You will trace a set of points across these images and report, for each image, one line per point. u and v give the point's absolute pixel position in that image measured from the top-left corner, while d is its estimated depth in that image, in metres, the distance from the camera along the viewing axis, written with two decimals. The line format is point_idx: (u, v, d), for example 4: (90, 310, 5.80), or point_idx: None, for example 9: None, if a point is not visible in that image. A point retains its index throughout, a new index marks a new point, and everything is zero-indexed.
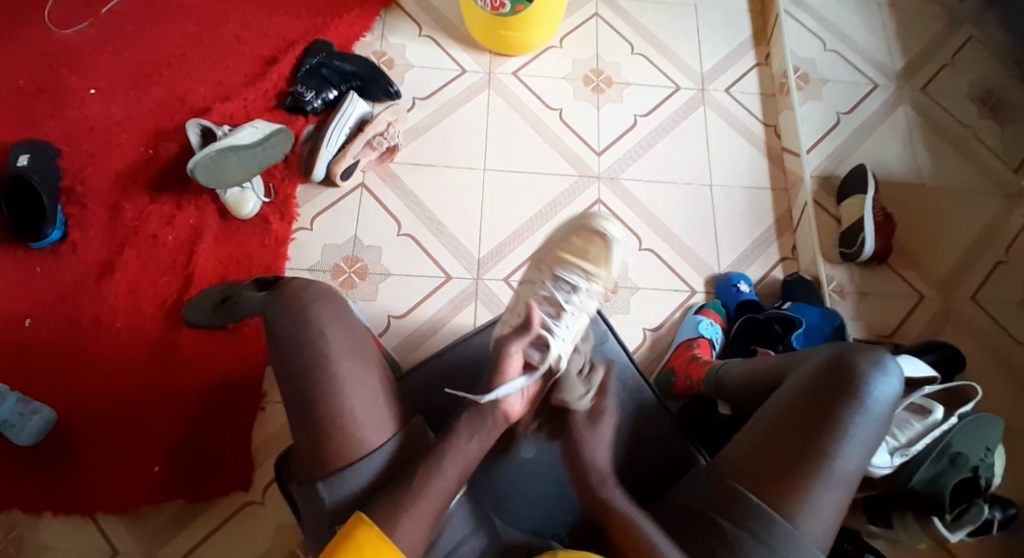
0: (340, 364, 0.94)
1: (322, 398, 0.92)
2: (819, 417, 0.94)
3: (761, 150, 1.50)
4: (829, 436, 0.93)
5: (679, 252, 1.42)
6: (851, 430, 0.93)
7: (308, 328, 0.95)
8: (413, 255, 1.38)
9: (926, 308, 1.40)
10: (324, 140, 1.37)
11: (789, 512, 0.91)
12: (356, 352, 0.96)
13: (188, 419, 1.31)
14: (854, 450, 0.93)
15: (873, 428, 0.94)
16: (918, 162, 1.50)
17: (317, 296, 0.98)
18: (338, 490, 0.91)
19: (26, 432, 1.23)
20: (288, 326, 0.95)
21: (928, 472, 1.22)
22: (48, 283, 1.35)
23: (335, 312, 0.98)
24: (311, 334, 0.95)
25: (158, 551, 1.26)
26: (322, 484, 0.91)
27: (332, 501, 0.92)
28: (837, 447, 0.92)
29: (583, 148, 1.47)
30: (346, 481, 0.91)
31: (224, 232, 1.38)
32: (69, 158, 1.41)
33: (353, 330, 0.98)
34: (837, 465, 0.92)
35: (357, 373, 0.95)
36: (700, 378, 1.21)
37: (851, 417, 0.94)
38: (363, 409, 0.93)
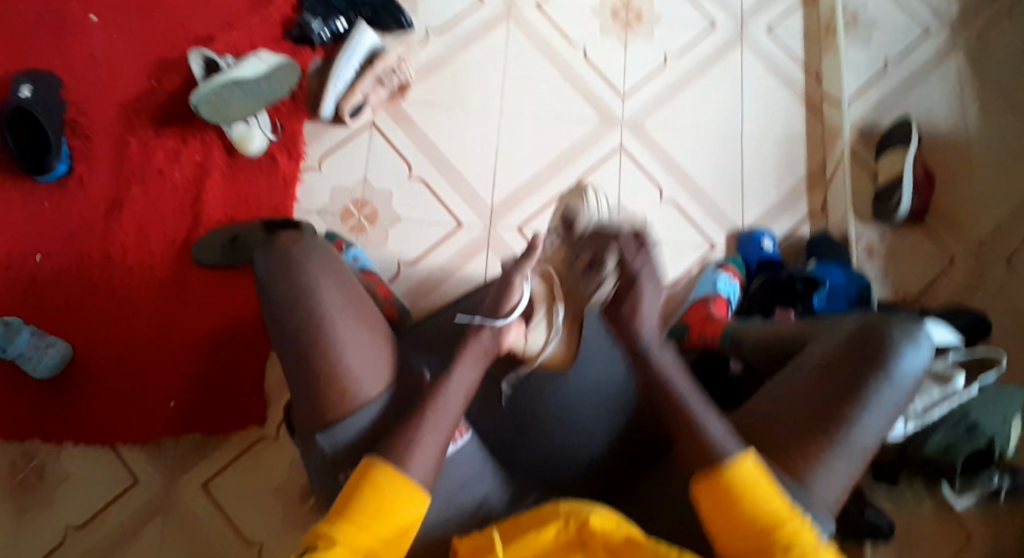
0: (336, 323, 0.94)
1: (324, 372, 0.92)
2: (841, 386, 0.88)
3: (798, 97, 1.41)
4: (848, 405, 0.87)
5: (701, 204, 1.36)
6: (873, 400, 0.87)
7: (300, 292, 0.95)
8: (425, 200, 1.34)
9: (957, 272, 1.33)
10: (333, 74, 1.30)
11: (800, 478, 0.85)
12: (352, 308, 0.96)
13: (199, 357, 1.32)
14: (874, 421, 0.87)
15: (898, 400, 0.88)
16: (965, 117, 1.40)
17: (307, 253, 0.98)
18: (339, 438, 0.92)
19: (42, 365, 1.25)
20: (283, 286, 0.95)
21: (942, 440, 1.22)
22: (56, 216, 1.33)
23: (329, 266, 0.98)
24: (306, 289, 0.95)
25: (177, 479, 1.28)
26: (320, 433, 0.92)
27: (330, 446, 0.93)
28: (856, 416, 0.86)
29: (607, 90, 1.40)
30: (342, 431, 0.92)
31: (231, 171, 1.35)
32: (71, 87, 1.36)
33: (346, 284, 0.98)
34: (854, 434, 0.86)
35: (354, 330, 0.95)
36: (716, 336, 1.18)
37: (874, 387, 0.87)
38: (358, 363, 0.93)
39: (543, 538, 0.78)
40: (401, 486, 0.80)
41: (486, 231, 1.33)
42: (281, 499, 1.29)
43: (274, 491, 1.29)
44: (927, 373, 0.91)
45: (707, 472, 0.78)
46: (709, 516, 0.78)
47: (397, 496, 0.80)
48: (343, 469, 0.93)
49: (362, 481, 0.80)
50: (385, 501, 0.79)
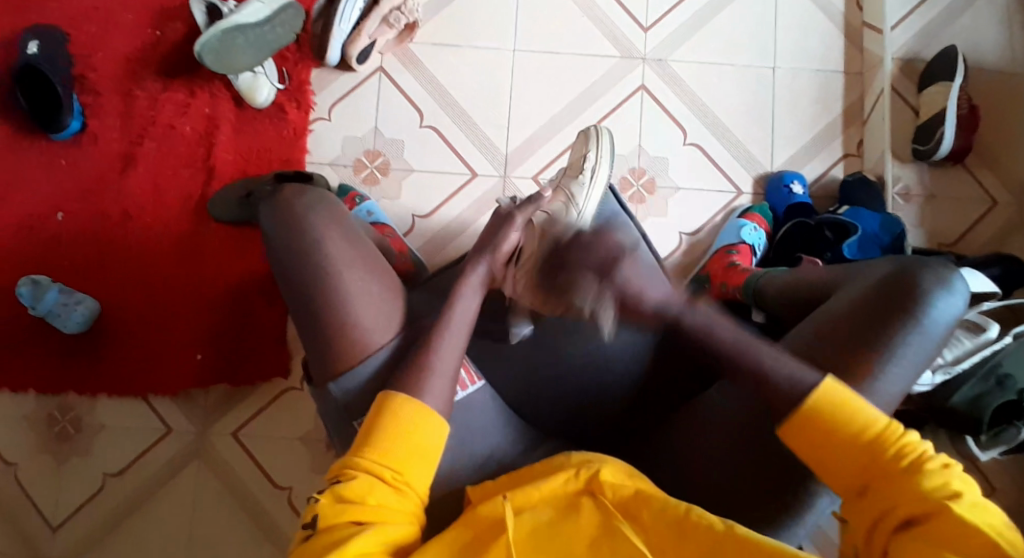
0: (344, 276, 0.92)
1: (335, 348, 0.92)
2: (867, 336, 0.84)
3: (836, 23, 1.31)
4: (873, 355, 0.83)
5: (728, 147, 1.29)
6: (900, 351, 0.83)
7: (307, 249, 0.94)
8: (437, 150, 1.29)
9: (997, 216, 1.26)
10: (336, 17, 1.24)
11: None
12: (359, 259, 0.95)
13: (221, 310, 1.34)
14: (899, 373, 0.84)
15: (927, 351, 0.84)
16: (1018, 45, 1.28)
17: (312, 203, 0.96)
18: (350, 386, 0.91)
19: (73, 321, 1.27)
20: (288, 243, 0.95)
21: (971, 392, 1.19)
22: (72, 174, 1.33)
23: (332, 219, 0.97)
24: (311, 244, 0.94)
25: (210, 429, 1.34)
26: (333, 382, 0.92)
27: (340, 392, 0.92)
28: (881, 368, 0.83)
29: (628, 24, 1.30)
30: (350, 379, 0.91)
31: (240, 122, 1.32)
32: (75, 40, 1.33)
33: (353, 236, 0.97)
34: (878, 387, 0.83)
35: (363, 282, 0.94)
36: (737, 286, 1.12)
37: (902, 338, 0.84)
38: (368, 314, 0.93)
39: (555, 483, 0.77)
40: (419, 415, 0.82)
41: (501, 180, 1.29)
42: (308, 448, 1.34)
43: (302, 439, 1.34)
44: (958, 321, 0.86)
45: (795, 407, 0.77)
46: (809, 444, 0.76)
47: (412, 427, 0.81)
48: (355, 415, 0.92)
49: (382, 415, 0.82)
50: (402, 433, 0.81)
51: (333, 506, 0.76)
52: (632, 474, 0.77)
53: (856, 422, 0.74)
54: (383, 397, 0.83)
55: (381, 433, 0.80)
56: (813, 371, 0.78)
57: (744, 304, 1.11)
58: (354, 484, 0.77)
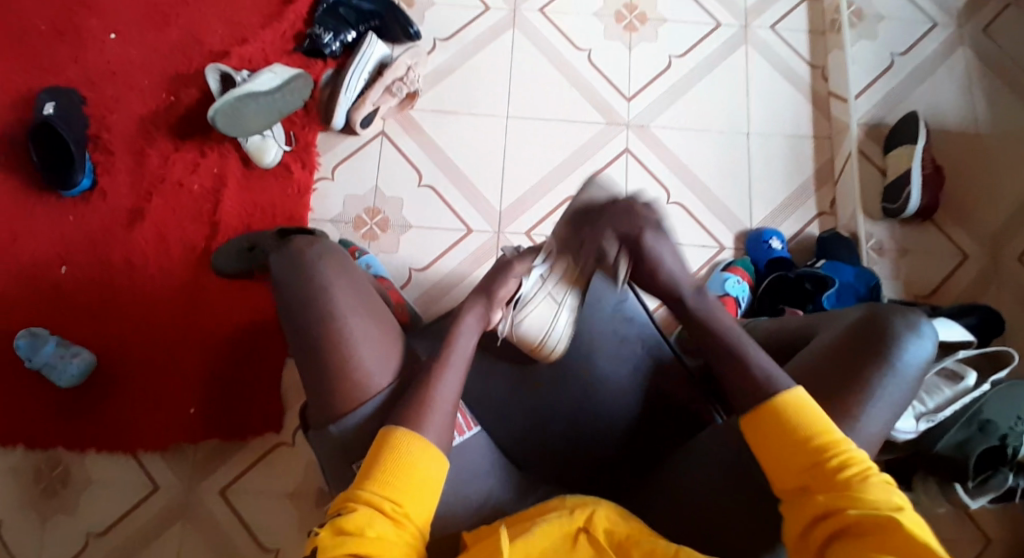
0: (348, 319, 0.95)
1: (336, 367, 0.94)
2: (846, 378, 0.90)
3: (805, 93, 1.42)
4: (854, 396, 0.89)
5: (709, 206, 1.36)
6: (879, 391, 0.89)
7: (311, 277, 0.98)
8: (433, 207, 1.36)
9: (969, 269, 1.33)
10: (342, 85, 1.34)
11: None
12: (363, 307, 0.98)
13: (216, 365, 1.35)
14: (880, 412, 0.89)
15: (902, 392, 0.90)
16: (975, 110, 1.39)
17: (321, 254, 1.00)
18: (350, 426, 0.93)
19: (69, 373, 1.29)
20: (297, 284, 0.98)
21: (955, 437, 1.21)
22: (81, 229, 1.37)
23: (340, 268, 1.00)
24: (318, 288, 0.97)
25: (197, 484, 1.31)
26: (333, 423, 0.94)
27: (338, 431, 0.94)
28: (861, 409, 0.88)
29: (612, 94, 1.41)
30: (352, 418, 0.93)
31: (247, 181, 1.38)
32: (91, 103, 1.41)
33: (358, 284, 1.00)
34: (860, 425, 0.88)
35: (365, 324, 0.97)
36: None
37: (878, 379, 0.89)
38: (370, 356, 0.95)
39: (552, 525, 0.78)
40: (420, 447, 0.84)
41: (495, 236, 1.35)
42: (295, 504, 1.31)
43: (290, 495, 1.32)
44: (930, 365, 0.92)
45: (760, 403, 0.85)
46: (763, 448, 0.83)
47: (413, 462, 0.83)
48: (355, 458, 0.93)
49: (382, 449, 0.84)
50: (404, 468, 0.82)
51: (334, 538, 0.77)
52: (628, 517, 0.80)
53: (803, 432, 0.80)
54: (386, 431, 0.85)
55: (381, 468, 0.82)
56: (785, 376, 0.86)
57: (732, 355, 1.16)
58: (356, 516, 0.78)
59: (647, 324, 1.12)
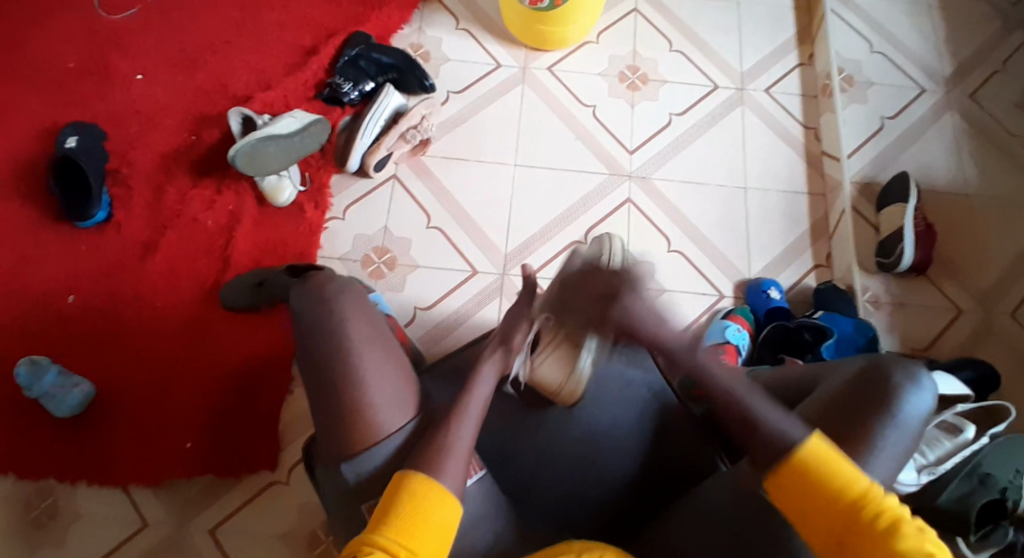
0: (363, 354, 0.95)
1: (347, 378, 0.94)
2: (846, 432, 0.89)
3: (800, 152, 1.49)
4: (858, 450, 0.88)
5: (709, 255, 1.40)
6: (880, 444, 0.88)
7: (328, 292, 1.00)
8: (441, 248, 1.40)
9: (965, 323, 1.35)
10: (360, 131, 1.40)
11: None
12: (379, 342, 0.98)
13: (218, 399, 1.31)
14: (882, 465, 0.88)
15: (904, 443, 0.89)
16: (964, 171, 1.45)
17: (342, 288, 1.00)
18: (366, 470, 0.92)
19: (66, 404, 1.25)
20: (316, 316, 0.98)
21: (957, 491, 1.11)
22: (92, 258, 1.39)
23: (359, 305, 1.00)
24: (336, 323, 0.97)
25: (187, 522, 1.26)
26: (346, 463, 0.92)
27: (355, 478, 0.92)
28: (864, 458, 0.87)
29: (615, 145, 1.48)
30: (367, 458, 0.92)
31: (261, 217, 1.42)
32: (115, 141, 1.46)
33: (375, 323, 1.00)
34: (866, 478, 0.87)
35: (380, 359, 0.96)
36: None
37: (880, 431, 0.88)
38: (381, 392, 0.94)
39: None
40: (434, 491, 0.84)
41: (500, 277, 1.38)
42: (287, 547, 1.25)
43: (281, 536, 1.26)
44: (931, 416, 0.91)
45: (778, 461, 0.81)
46: (792, 503, 0.80)
47: (420, 495, 0.84)
48: (368, 498, 0.92)
49: (399, 492, 0.84)
50: (413, 503, 0.83)
51: None
52: None
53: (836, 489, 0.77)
54: (404, 472, 0.86)
55: (399, 512, 0.83)
56: (797, 426, 0.82)
57: None
58: None
59: (652, 366, 1.11)
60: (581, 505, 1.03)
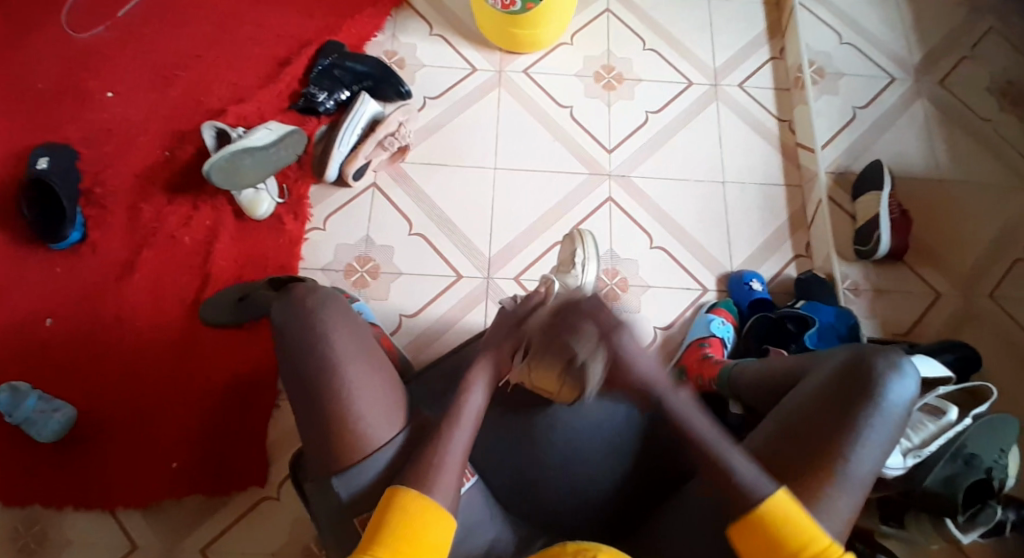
0: (347, 368, 0.94)
1: (337, 390, 0.93)
2: (832, 422, 0.90)
3: (776, 145, 1.50)
4: (845, 439, 0.89)
5: (691, 251, 1.41)
6: (866, 432, 0.89)
7: (307, 306, 0.98)
8: (423, 254, 1.39)
9: (943, 306, 1.38)
10: (336, 140, 1.38)
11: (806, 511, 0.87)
12: (362, 353, 0.97)
13: (203, 417, 1.30)
14: (869, 453, 0.89)
15: (889, 432, 0.90)
16: (936, 158, 1.48)
17: (322, 300, 0.99)
18: (357, 487, 0.92)
19: (47, 429, 1.23)
20: (297, 329, 0.96)
21: (942, 472, 1.11)
22: (68, 279, 1.36)
23: (339, 313, 0.99)
24: (317, 335, 0.96)
25: (177, 544, 1.24)
26: (336, 477, 0.92)
27: (348, 494, 0.92)
28: (851, 447, 0.89)
29: (593, 145, 1.48)
30: (359, 474, 0.92)
31: (239, 232, 1.40)
32: (87, 160, 1.44)
33: (358, 333, 0.98)
34: (851, 467, 0.88)
35: (366, 372, 0.95)
36: (711, 377, 1.18)
37: (867, 419, 0.90)
38: (370, 406, 0.94)
39: None
40: (425, 505, 0.85)
41: (485, 281, 1.38)
42: None
43: (274, 554, 1.24)
44: (915, 403, 0.93)
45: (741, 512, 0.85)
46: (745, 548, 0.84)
47: (409, 512, 0.85)
48: (361, 511, 0.92)
49: (389, 508, 0.85)
50: (406, 520, 0.84)
51: None
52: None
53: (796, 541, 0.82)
54: (395, 487, 0.87)
55: (388, 528, 0.84)
56: (768, 478, 0.86)
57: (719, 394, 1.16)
58: None
59: None
60: (575, 504, 1.03)
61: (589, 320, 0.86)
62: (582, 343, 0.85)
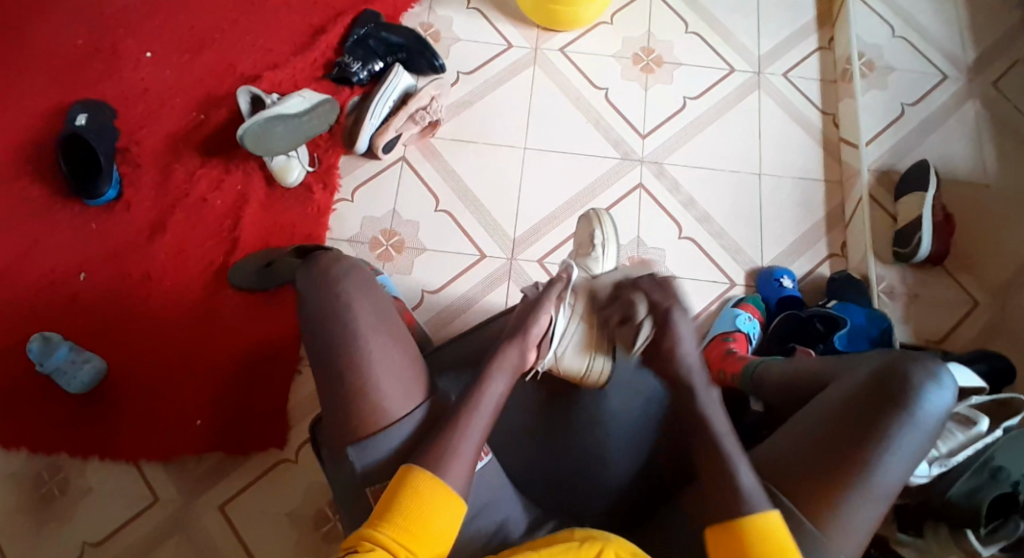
0: (368, 337, 0.94)
1: (349, 363, 0.93)
2: (860, 430, 0.87)
3: (817, 138, 1.45)
4: (873, 449, 0.86)
5: (722, 243, 1.38)
6: (896, 443, 0.86)
7: (331, 280, 0.98)
8: (449, 232, 1.38)
9: (982, 315, 1.32)
10: (368, 112, 1.38)
11: (824, 518, 0.85)
12: (384, 325, 0.97)
13: (227, 377, 1.32)
14: (896, 464, 0.86)
15: (921, 443, 0.87)
16: (985, 160, 1.42)
17: (346, 271, 0.99)
18: (370, 460, 0.91)
19: (77, 380, 1.26)
20: (319, 299, 0.97)
21: (966, 485, 1.08)
22: (101, 237, 1.39)
23: (363, 287, 0.99)
24: (339, 306, 0.96)
25: (196, 498, 1.27)
26: (352, 446, 0.92)
27: (362, 466, 0.92)
28: (876, 458, 0.86)
29: (627, 130, 1.45)
30: (372, 449, 0.91)
31: (269, 200, 1.41)
32: (124, 120, 1.46)
33: (381, 306, 0.99)
34: (877, 478, 0.86)
35: (385, 347, 0.95)
36: (734, 375, 1.15)
37: (898, 430, 0.86)
38: (387, 380, 0.93)
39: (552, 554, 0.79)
40: (435, 488, 0.86)
41: (508, 262, 1.37)
42: (294, 525, 1.26)
43: (289, 515, 1.27)
44: (949, 415, 0.89)
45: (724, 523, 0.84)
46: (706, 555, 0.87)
47: (423, 493, 0.85)
48: (371, 483, 0.91)
49: (400, 489, 0.86)
50: (417, 501, 0.85)
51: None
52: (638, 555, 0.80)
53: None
54: (409, 466, 0.87)
55: (397, 507, 0.84)
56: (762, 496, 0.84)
57: (741, 391, 1.14)
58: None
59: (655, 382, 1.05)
60: (586, 491, 1.02)
61: (646, 292, 0.97)
62: (637, 309, 0.97)
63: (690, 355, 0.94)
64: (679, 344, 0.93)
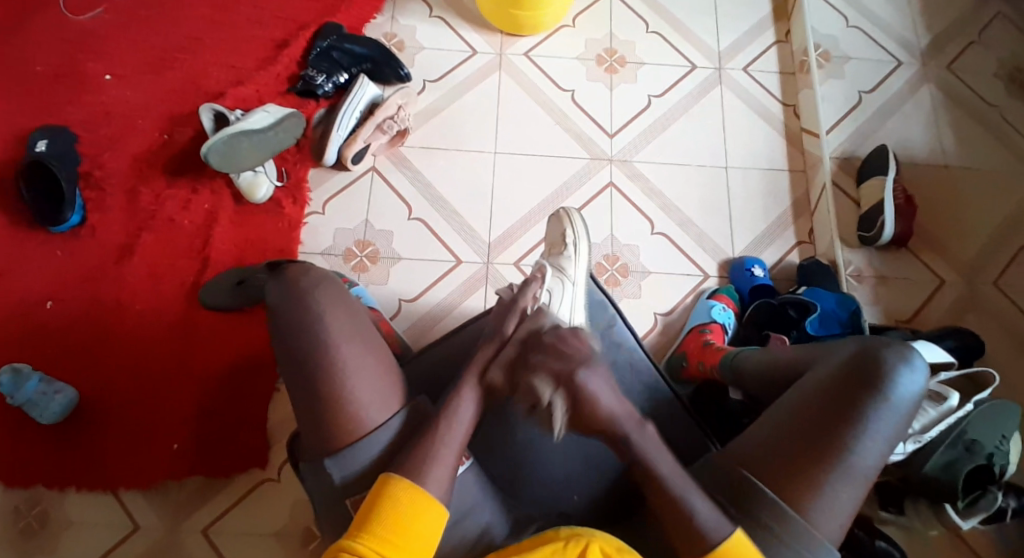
0: (342, 346, 0.93)
1: (331, 374, 0.92)
2: (837, 415, 0.89)
3: (780, 129, 1.49)
4: (850, 433, 0.88)
5: (693, 236, 1.40)
6: (872, 426, 0.88)
7: (301, 291, 0.97)
8: (424, 240, 1.38)
9: (947, 294, 1.36)
10: (335, 123, 1.37)
11: (805, 503, 0.87)
12: (358, 336, 0.95)
13: (204, 399, 1.30)
14: (874, 446, 0.88)
15: (897, 425, 0.89)
16: (942, 143, 1.46)
17: (316, 282, 0.97)
18: (352, 471, 0.91)
19: (49, 410, 1.23)
20: (290, 312, 0.95)
21: (942, 459, 1.10)
22: (68, 262, 1.36)
23: (335, 297, 0.98)
24: (311, 317, 0.95)
25: (179, 523, 1.25)
26: (330, 459, 0.91)
27: (342, 478, 0.91)
28: (856, 439, 0.87)
29: (596, 130, 1.47)
30: (355, 458, 0.91)
31: (238, 216, 1.40)
32: (86, 142, 1.43)
33: (355, 315, 0.98)
34: (856, 461, 0.87)
35: (360, 356, 0.94)
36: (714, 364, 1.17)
37: (874, 413, 0.88)
38: (364, 389, 0.93)
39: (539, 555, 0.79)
40: (416, 498, 0.85)
41: (485, 267, 1.37)
42: (281, 544, 1.24)
43: (274, 534, 1.25)
44: (923, 395, 0.91)
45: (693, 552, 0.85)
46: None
47: (405, 505, 0.85)
48: (352, 493, 0.91)
49: (382, 500, 0.85)
50: (397, 516, 0.84)
51: None
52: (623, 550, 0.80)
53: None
54: (391, 474, 0.87)
55: (378, 517, 0.84)
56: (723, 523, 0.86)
57: (721, 381, 1.16)
58: None
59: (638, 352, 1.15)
60: (572, 489, 1.02)
61: (545, 364, 0.90)
62: (539, 388, 0.90)
63: (610, 408, 0.90)
64: (597, 402, 0.89)
